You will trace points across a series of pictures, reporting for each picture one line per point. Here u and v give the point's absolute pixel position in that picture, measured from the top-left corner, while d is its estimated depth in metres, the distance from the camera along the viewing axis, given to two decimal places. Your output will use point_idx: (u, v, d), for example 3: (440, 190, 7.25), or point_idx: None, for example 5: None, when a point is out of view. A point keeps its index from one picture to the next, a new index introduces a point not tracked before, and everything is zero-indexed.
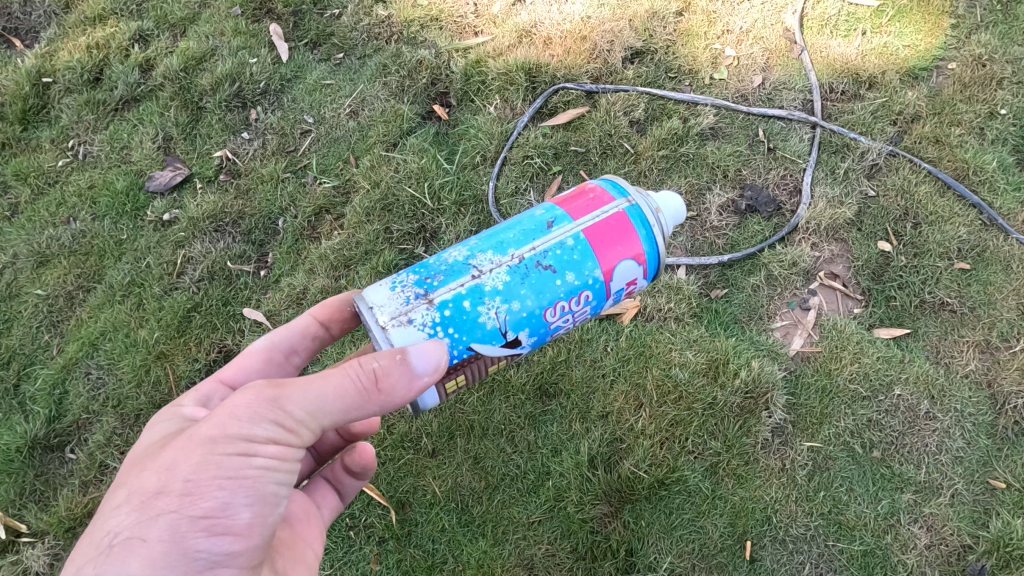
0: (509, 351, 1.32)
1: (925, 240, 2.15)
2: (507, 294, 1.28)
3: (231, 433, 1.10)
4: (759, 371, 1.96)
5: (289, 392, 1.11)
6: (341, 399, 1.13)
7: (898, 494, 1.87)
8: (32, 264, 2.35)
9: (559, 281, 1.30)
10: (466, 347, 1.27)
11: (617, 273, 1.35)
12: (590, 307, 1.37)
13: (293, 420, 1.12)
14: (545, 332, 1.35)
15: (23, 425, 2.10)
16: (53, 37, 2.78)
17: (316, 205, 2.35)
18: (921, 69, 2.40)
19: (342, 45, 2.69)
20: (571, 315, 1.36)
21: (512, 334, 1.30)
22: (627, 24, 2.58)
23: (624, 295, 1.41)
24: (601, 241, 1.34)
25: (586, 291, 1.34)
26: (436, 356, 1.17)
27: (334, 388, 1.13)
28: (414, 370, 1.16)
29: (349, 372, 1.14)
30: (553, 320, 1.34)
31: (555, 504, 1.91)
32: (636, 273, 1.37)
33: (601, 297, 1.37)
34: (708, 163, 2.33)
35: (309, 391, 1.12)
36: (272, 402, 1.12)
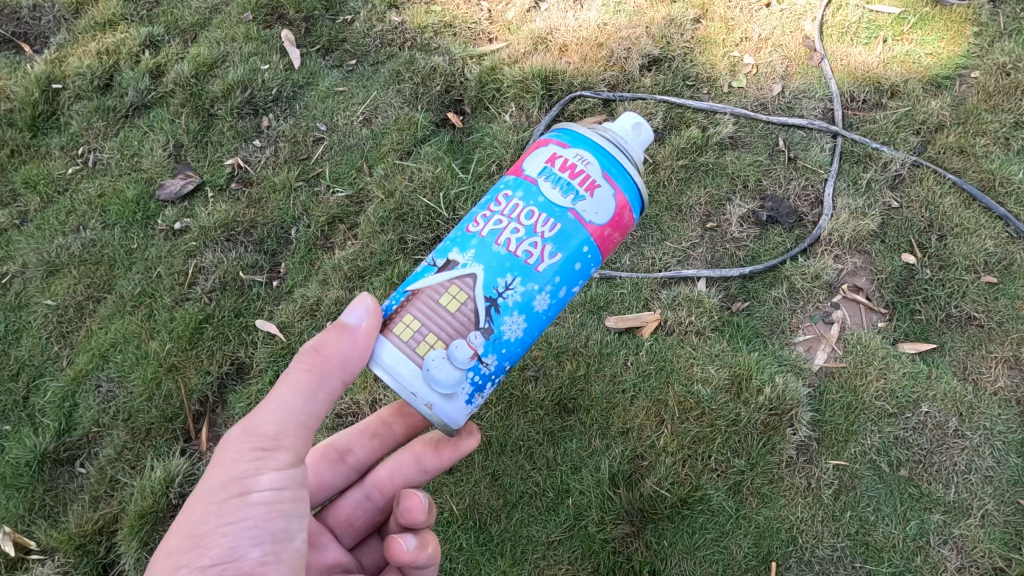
0: (446, 276, 1.19)
1: (951, 253, 2.10)
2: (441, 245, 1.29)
3: (217, 479, 1.15)
4: (784, 388, 1.92)
5: (254, 415, 1.19)
6: (299, 391, 1.20)
7: (927, 514, 1.84)
8: (42, 274, 2.32)
9: (477, 210, 1.28)
10: (404, 293, 1.23)
11: (528, 167, 1.26)
12: (519, 200, 1.22)
13: (269, 439, 1.18)
14: (482, 241, 1.19)
15: (32, 439, 2.06)
16: (63, 43, 2.76)
17: (329, 215, 2.32)
18: (944, 78, 2.36)
19: (354, 52, 2.66)
20: (503, 215, 1.21)
21: (441, 260, 1.22)
22: (645, 31, 2.53)
23: (562, 174, 1.21)
24: (519, 168, 1.32)
25: (505, 192, 1.25)
26: (362, 302, 1.20)
27: (291, 390, 1.21)
28: (348, 324, 1.19)
29: (293, 371, 1.21)
30: (480, 229, 1.21)
31: (576, 523, 1.88)
32: (550, 152, 1.25)
33: (525, 186, 1.23)
34: (727, 173, 2.28)
35: (271, 408, 1.19)
36: (244, 436, 1.18)
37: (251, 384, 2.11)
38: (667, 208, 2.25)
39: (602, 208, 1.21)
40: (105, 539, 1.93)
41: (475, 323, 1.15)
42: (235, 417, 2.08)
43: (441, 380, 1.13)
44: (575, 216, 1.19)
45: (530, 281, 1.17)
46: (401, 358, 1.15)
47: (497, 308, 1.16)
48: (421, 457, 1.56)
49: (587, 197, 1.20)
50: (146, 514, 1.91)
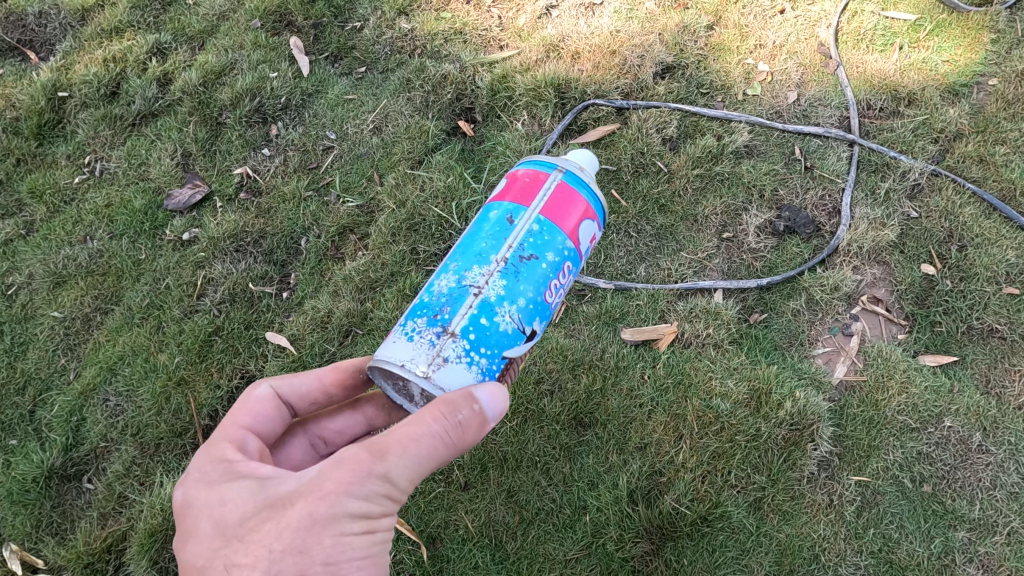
0: (535, 345, 1.29)
1: (972, 264, 2.06)
2: (511, 296, 1.24)
3: (347, 514, 1.08)
4: (805, 403, 1.89)
5: (397, 463, 1.09)
6: (440, 458, 1.11)
7: (951, 532, 1.80)
8: (48, 285, 2.29)
9: (546, 265, 1.27)
10: (503, 360, 1.23)
11: (581, 235, 1.34)
12: (573, 272, 1.37)
13: (401, 490, 1.11)
14: (554, 311, 1.33)
15: (39, 454, 2.03)
16: (69, 50, 2.73)
17: (339, 225, 2.29)
18: (962, 85, 2.32)
19: (364, 59, 2.63)
20: (565, 288, 1.35)
21: (531, 331, 1.27)
22: (658, 38, 2.51)
23: (593, 249, 1.42)
24: (563, 218, 1.31)
25: (568, 263, 1.32)
26: (502, 395, 1.14)
27: (430, 452, 1.10)
28: (487, 411, 1.12)
29: (441, 430, 1.09)
30: (555, 301, 1.32)
31: (593, 541, 1.87)
32: (595, 228, 1.38)
33: (579, 262, 1.36)
34: (743, 182, 2.25)
35: (411, 459, 1.09)
36: (381, 480, 1.09)
37: None
38: (682, 218, 2.22)
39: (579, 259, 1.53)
40: (114, 558, 1.90)
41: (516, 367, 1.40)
42: None
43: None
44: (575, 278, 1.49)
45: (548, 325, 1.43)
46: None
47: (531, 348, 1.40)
48: (371, 418, 1.50)
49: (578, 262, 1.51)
50: (155, 532, 1.88)
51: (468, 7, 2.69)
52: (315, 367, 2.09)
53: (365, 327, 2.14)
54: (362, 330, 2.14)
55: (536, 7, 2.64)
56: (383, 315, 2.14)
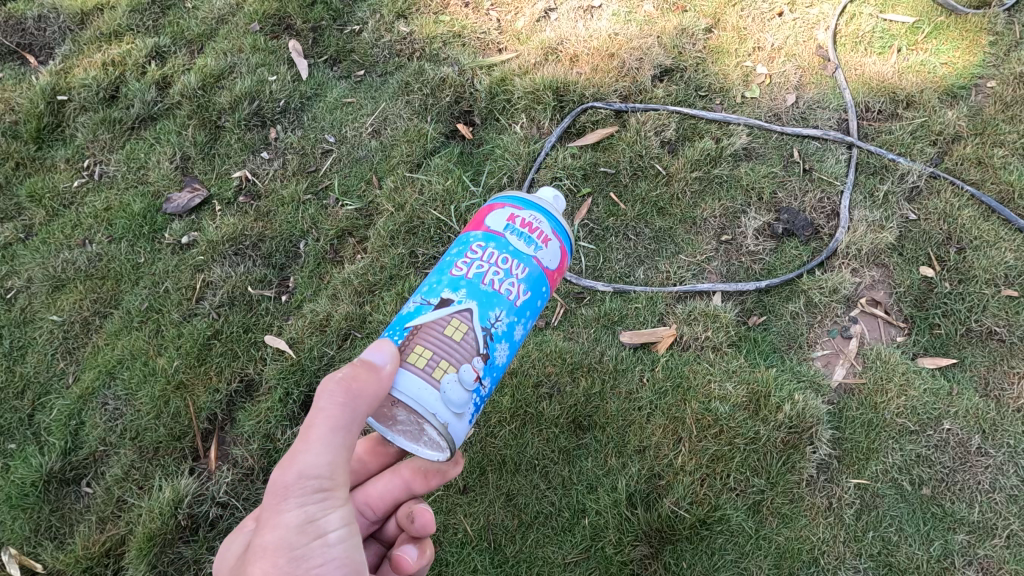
0: (445, 312, 1.24)
1: (970, 266, 2.06)
2: (422, 289, 1.33)
3: (291, 526, 1.16)
4: (804, 406, 1.89)
5: (301, 460, 1.17)
6: (339, 433, 1.19)
7: (951, 535, 1.80)
8: (47, 289, 2.29)
9: (450, 256, 1.35)
10: (404, 331, 1.25)
11: (490, 220, 1.35)
12: (493, 248, 1.30)
13: (326, 480, 1.19)
14: (470, 283, 1.27)
15: (38, 459, 2.03)
16: (68, 53, 2.73)
17: (338, 228, 2.29)
18: (960, 88, 2.32)
19: (362, 62, 2.63)
20: (483, 262, 1.29)
21: (433, 300, 1.27)
22: (656, 40, 2.51)
23: (524, 229, 1.32)
24: (477, 220, 1.40)
25: (476, 244, 1.33)
26: (386, 347, 1.20)
27: (330, 432, 1.18)
28: (373, 369, 1.17)
29: (326, 410, 1.18)
30: (464, 272, 1.29)
31: (592, 544, 1.86)
32: (508, 209, 1.35)
33: (493, 238, 1.32)
34: (742, 185, 2.25)
35: (317, 451, 1.18)
36: (299, 482, 1.17)
37: (260, 402, 2.08)
38: (681, 221, 2.22)
39: (555, 257, 1.35)
40: (112, 562, 1.90)
41: (477, 349, 1.22)
42: (244, 435, 2.04)
43: (454, 404, 1.16)
44: (538, 263, 1.31)
45: (512, 314, 1.27)
46: (420, 382, 1.15)
47: (491, 336, 1.24)
48: (409, 481, 1.54)
49: (543, 247, 1.33)
50: (154, 536, 1.88)
51: (467, 10, 2.70)
52: (314, 370, 2.09)
53: (363, 330, 2.14)
54: (360, 333, 2.14)
55: (534, 10, 2.65)
56: (381, 318, 2.14)
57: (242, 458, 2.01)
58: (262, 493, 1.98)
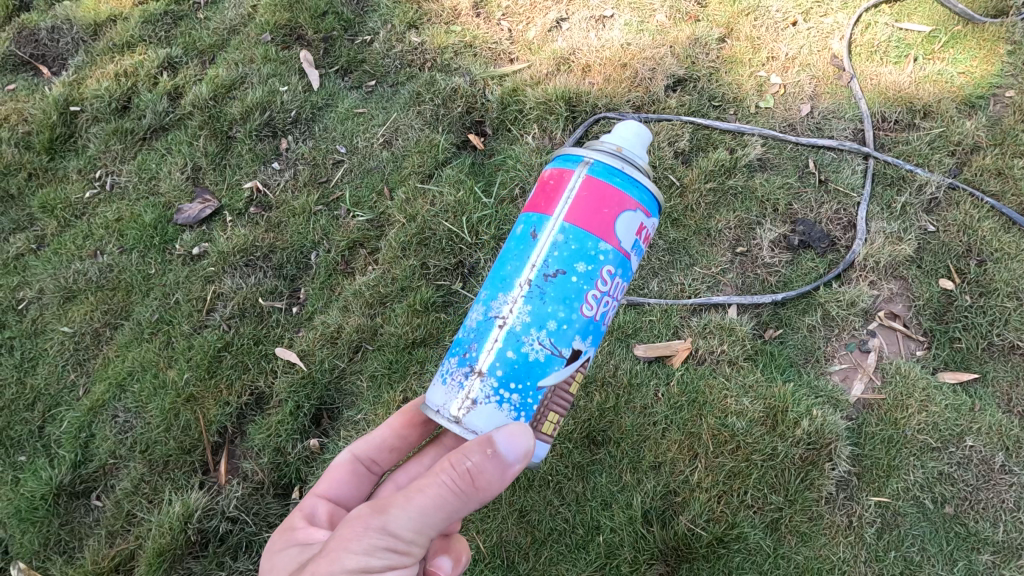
0: (574, 366, 1.29)
1: (991, 279, 2.02)
2: (539, 320, 1.26)
3: (347, 569, 1.09)
4: (822, 422, 1.85)
5: (394, 516, 1.11)
6: (440, 512, 1.12)
7: (974, 555, 1.77)
8: (58, 300, 2.28)
9: (574, 278, 1.27)
10: (538, 391, 1.26)
11: (619, 235, 1.29)
12: (618, 277, 1.32)
13: (403, 546, 1.12)
14: (596, 326, 1.31)
15: (48, 472, 2.02)
16: (81, 65, 2.74)
17: (349, 240, 2.28)
18: (978, 98, 2.29)
19: (373, 72, 2.63)
20: (609, 296, 1.31)
21: (566, 350, 1.27)
22: (669, 50, 2.49)
23: (641, 246, 1.35)
24: (593, 212, 1.28)
25: (606, 269, 1.29)
26: (521, 438, 1.15)
27: (433, 505, 1.12)
28: (501, 454, 1.13)
29: (442, 482, 1.12)
30: (595, 312, 1.29)
31: (607, 562, 1.84)
32: (637, 220, 1.32)
33: (623, 264, 1.31)
34: (757, 197, 2.23)
35: (410, 515, 1.11)
36: (380, 534, 1.11)
37: (270, 415, 2.06)
38: (695, 232, 2.20)
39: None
40: None
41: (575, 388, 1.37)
42: (254, 449, 2.02)
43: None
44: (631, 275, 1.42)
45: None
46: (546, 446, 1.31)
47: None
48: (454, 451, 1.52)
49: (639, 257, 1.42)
50: (163, 552, 1.86)
51: (478, 20, 2.69)
52: (325, 384, 2.08)
53: (374, 342, 2.12)
54: (372, 346, 2.12)
55: (546, 20, 2.63)
56: (392, 331, 2.12)
57: (252, 473, 1.99)
58: (272, 508, 1.96)
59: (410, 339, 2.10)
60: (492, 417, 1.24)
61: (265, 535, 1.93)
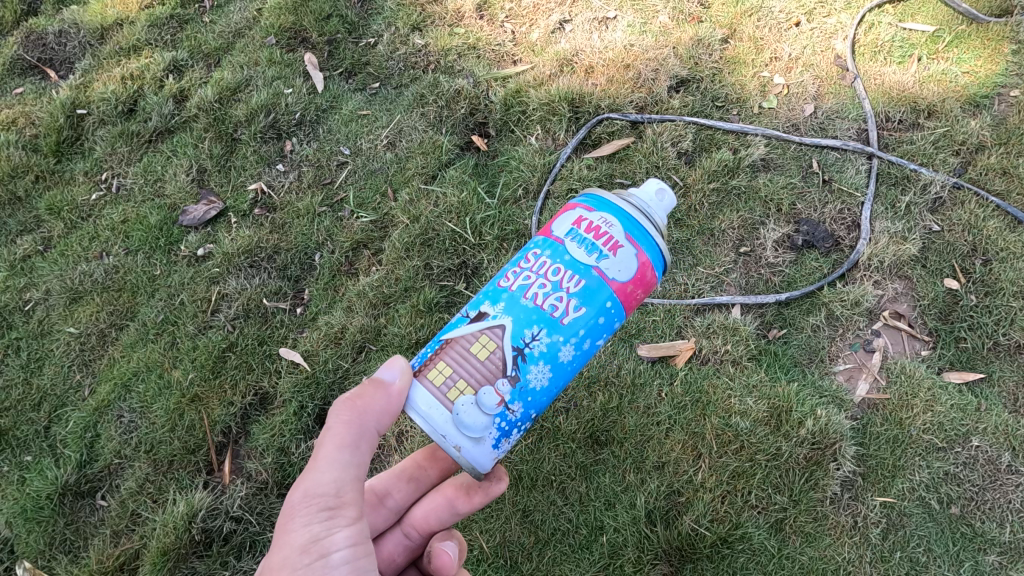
0: (477, 326, 1.20)
1: (996, 278, 2.01)
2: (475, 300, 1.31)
3: (295, 545, 1.16)
4: (827, 422, 1.85)
5: (309, 477, 1.20)
6: (343, 447, 1.22)
7: (981, 556, 1.75)
8: (65, 301, 2.30)
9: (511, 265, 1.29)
10: (439, 342, 1.24)
11: (554, 226, 1.26)
12: (547, 257, 1.22)
13: (332, 498, 1.20)
14: (512, 296, 1.20)
15: (54, 471, 2.03)
16: (88, 68, 2.76)
17: (353, 241, 2.29)
18: (982, 97, 2.28)
19: (377, 74, 2.64)
20: (532, 272, 1.21)
21: (472, 311, 1.23)
22: (671, 51, 2.49)
23: (587, 236, 1.21)
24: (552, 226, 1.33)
25: (533, 251, 1.25)
26: (397, 362, 1.24)
27: (336, 446, 1.22)
28: (383, 381, 1.23)
29: (335, 426, 1.24)
30: (511, 283, 1.22)
31: (610, 563, 1.83)
32: (578, 212, 1.25)
33: (552, 246, 1.23)
34: (760, 197, 2.22)
35: (323, 468, 1.20)
36: (306, 499, 1.19)
37: (274, 415, 2.06)
38: (698, 233, 2.20)
39: (626, 267, 1.20)
40: None
41: (503, 370, 1.15)
42: (258, 449, 2.02)
43: (468, 426, 1.13)
44: (599, 274, 1.18)
45: (555, 333, 1.16)
46: (433, 403, 1.16)
47: (524, 357, 1.15)
48: (454, 500, 1.52)
49: (610, 256, 1.19)
50: (168, 552, 1.87)
51: (481, 22, 2.70)
52: (328, 384, 2.08)
53: (378, 343, 2.13)
54: (375, 346, 2.13)
55: (549, 22, 2.65)
56: (396, 331, 2.13)
57: (256, 472, 1.99)
58: (276, 508, 1.96)
59: (413, 339, 2.11)
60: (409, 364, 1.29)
61: (268, 535, 1.94)
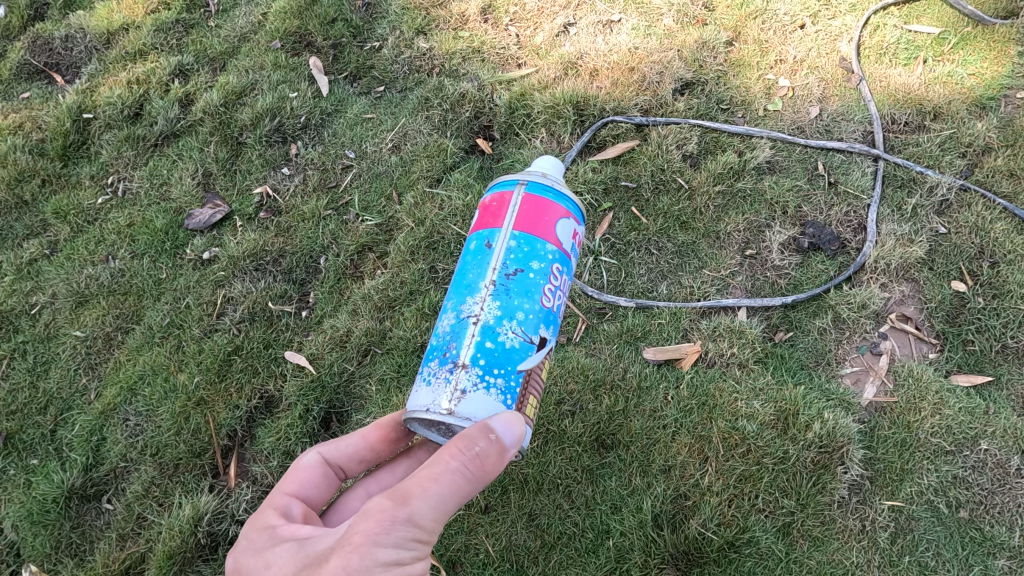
0: (544, 352, 1.38)
1: (1004, 281, 2.00)
2: (507, 312, 1.33)
3: (379, 563, 1.11)
4: (834, 425, 1.84)
5: (419, 508, 1.13)
6: (456, 496, 1.16)
7: (990, 560, 1.74)
8: (71, 304, 2.30)
9: (533, 275, 1.37)
10: (518, 373, 1.32)
11: (562, 237, 1.43)
12: (565, 273, 1.44)
13: (426, 534, 1.15)
14: (555, 314, 1.42)
15: (60, 475, 2.03)
16: (94, 72, 2.78)
17: (358, 244, 2.29)
18: (989, 99, 2.28)
19: (382, 78, 2.65)
20: (560, 289, 1.42)
21: (537, 337, 1.36)
22: (676, 54, 2.49)
23: (577, 247, 1.50)
24: (533, 220, 1.40)
25: (555, 265, 1.41)
26: (517, 423, 1.22)
27: (449, 491, 1.15)
28: (506, 445, 1.19)
29: (459, 469, 1.16)
30: (552, 303, 1.40)
31: (617, 566, 1.82)
32: (573, 224, 1.46)
33: (567, 259, 1.44)
34: (766, 199, 2.22)
35: (433, 504, 1.14)
36: (406, 526, 1.13)
37: (280, 418, 2.06)
38: (704, 235, 2.19)
39: None
40: None
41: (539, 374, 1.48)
42: (264, 452, 2.02)
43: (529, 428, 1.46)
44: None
45: None
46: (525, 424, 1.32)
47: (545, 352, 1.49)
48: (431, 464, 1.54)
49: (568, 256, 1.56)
50: (174, 555, 1.86)
51: (485, 25, 2.70)
52: (334, 387, 2.08)
53: (383, 346, 2.13)
54: (381, 349, 2.13)
55: (554, 25, 2.65)
56: (401, 334, 2.13)
57: (262, 476, 1.99)
58: None
59: (419, 342, 2.11)
60: (495, 399, 1.28)
61: None
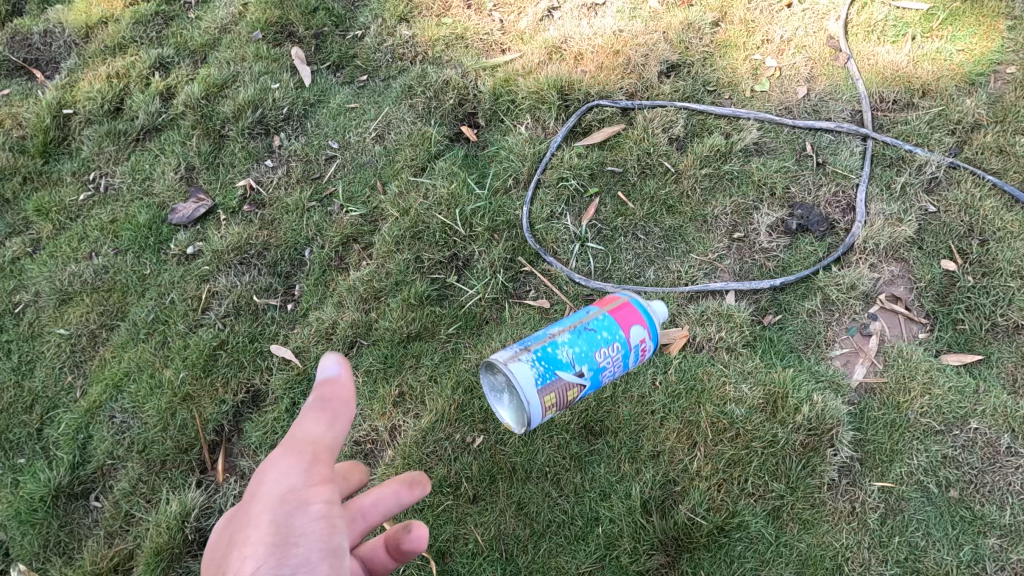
0: (575, 382, 1.51)
1: (994, 258, 1.98)
2: (566, 343, 1.53)
3: (272, 494, 1.09)
4: (823, 407, 1.83)
5: (293, 431, 1.16)
6: (322, 403, 1.16)
7: (981, 539, 1.73)
8: (54, 302, 2.28)
9: (598, 333, 1.56)
10: (552, 374, 1.47)
11: (632, 331, 1.60)
12: (619, 356, 1.58)
13: (311, 450, 1.14)
14: (598, 374, 1.55)
15: (47, 474, 2.01)
16: (74, 67, 2.74)
17: (343, 235, 2.26)
18: (978, 75, 2.25)
19: (365, 67, 2.62)
20: (614, 363, 1.58)
21: (579, 368, 1.52)
22: (662, 36, 2.46)
23: (640, 351, 1.63)
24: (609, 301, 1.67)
25: (616, 344, 1.57)
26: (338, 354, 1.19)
27: (317, 406, 1.17)
28: (328, 371, 1.18)
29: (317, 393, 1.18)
30: (602, 363, 1.55)
31: (606, 553, 1.81)
32: (645, 332, 1.63)
33: (626, 351, 1.59)
34: (753, 181, 2.20)
35: (305, 421, 1.16)
36: (289, 450, 1.14)
37: (267, 413, 2.05)
38: (691, 219, 2.18)
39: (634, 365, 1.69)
40: None
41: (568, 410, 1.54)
42: (251, 446, 2.02)
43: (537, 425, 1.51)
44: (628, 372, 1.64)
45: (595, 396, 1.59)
46: (539, 412, 1.46)
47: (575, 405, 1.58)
48: (399, 493, 1.34)
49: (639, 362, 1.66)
50: (161, 551, 1.84)
51: (468, 11, 2.67)
52: None
53: (370, 338, 2.11)
54: (367, 341, 2.11)
55: (538, 9, 2.61)
56: (387, 325, 2.10)
57: (250, 470, 1.98)
58: None
59: (405, 333, 2.09)
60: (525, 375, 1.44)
61: None
